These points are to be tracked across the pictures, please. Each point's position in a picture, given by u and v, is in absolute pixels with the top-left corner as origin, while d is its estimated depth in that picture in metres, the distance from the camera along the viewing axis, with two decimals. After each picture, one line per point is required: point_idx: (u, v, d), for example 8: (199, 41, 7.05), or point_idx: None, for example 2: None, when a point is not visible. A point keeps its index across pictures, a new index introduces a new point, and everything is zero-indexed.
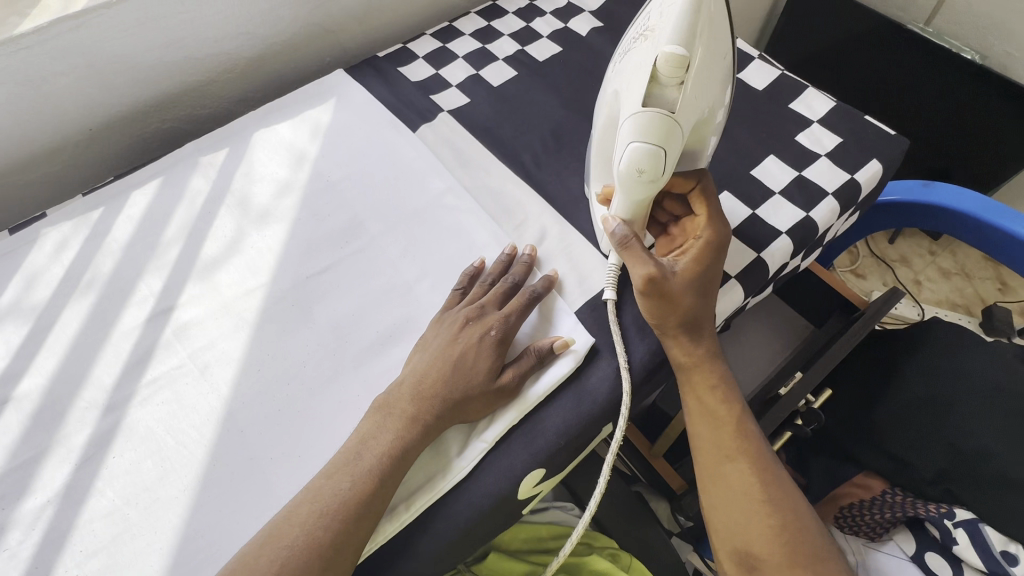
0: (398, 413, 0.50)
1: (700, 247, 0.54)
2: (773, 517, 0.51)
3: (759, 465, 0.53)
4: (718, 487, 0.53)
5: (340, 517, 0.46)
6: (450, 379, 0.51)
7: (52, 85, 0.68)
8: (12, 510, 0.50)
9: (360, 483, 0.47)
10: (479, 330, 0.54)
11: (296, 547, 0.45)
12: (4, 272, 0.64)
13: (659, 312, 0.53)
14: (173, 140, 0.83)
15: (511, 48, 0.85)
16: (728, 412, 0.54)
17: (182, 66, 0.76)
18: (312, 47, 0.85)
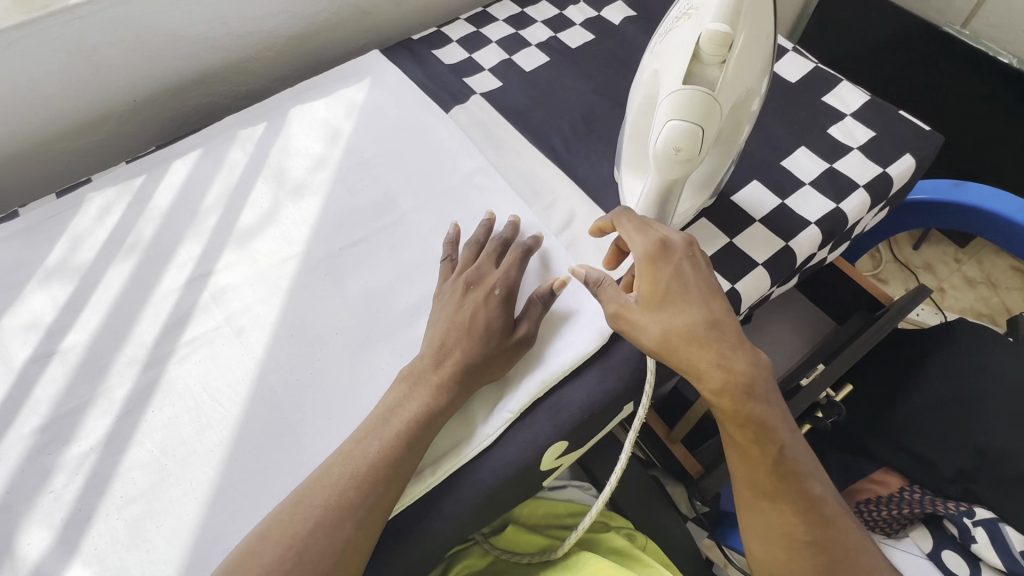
0: (427, 381, 0.51)
1: (640, 265, 0.51)
2: (818, 559, 0.47)
3: (800, 504, 0.48)
4: (757, 524, 0.49)
5: (369, 477, 0.47)
6: (463, 339, 0.53)
7: (100, 55, 0.70)
8: (57, 456, 0.52)
9: (388, 446, 0.48)
10: (482, 292, 0.55)
11: (329, 505, 0.46)
12: (51, 233, 0.67)
13: (648, 346, 0.49)
14: (212, 114, 0.85)
15: (544, 34, 0.86)
16: (766, 449, 0.48)
17: (224, 41, 0.78)
18: (348, 29, 0.86)
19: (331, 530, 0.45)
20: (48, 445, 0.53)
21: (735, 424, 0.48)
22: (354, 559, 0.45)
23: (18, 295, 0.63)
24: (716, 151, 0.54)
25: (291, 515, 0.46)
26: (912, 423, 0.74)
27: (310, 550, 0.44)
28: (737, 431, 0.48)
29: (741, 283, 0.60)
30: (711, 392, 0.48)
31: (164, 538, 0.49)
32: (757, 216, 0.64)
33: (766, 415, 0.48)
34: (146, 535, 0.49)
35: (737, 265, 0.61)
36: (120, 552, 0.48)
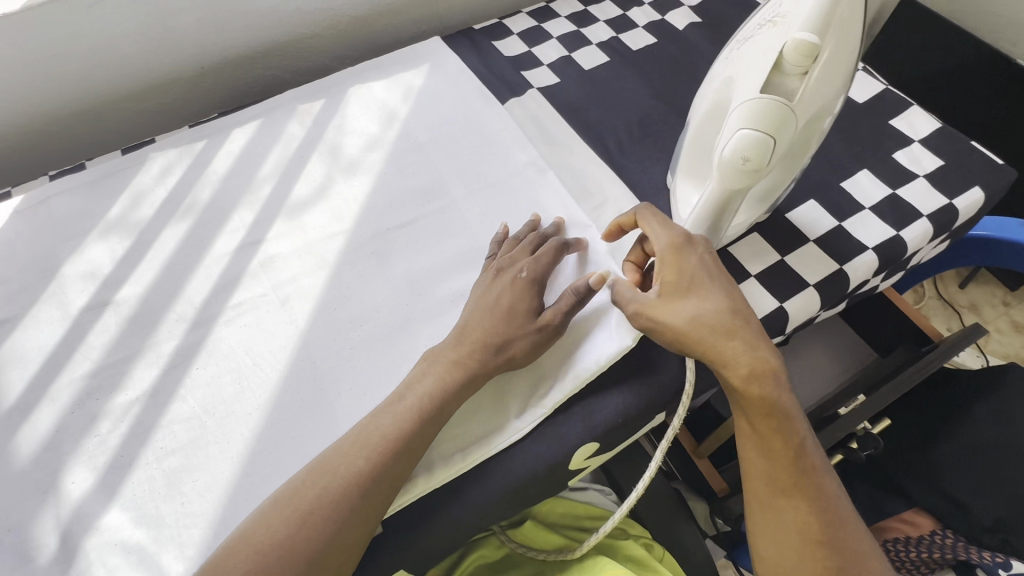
0: (448, 362, 0.51)
1: (663, 257, 0.52)
2: (831, 560, 0.46)
3: (815, 502, 0.47)
4: (768, 523, 0.48)
5: (382, 448, 0.47)
6: (483, 318, 0.54)
7: (175, 21, 0.72)
8: (104, 402, 0.54)
9: (404, 418, 0.48)
10: (509, 277, 0.56)
11: (342, 476, 0.46)
12: (115, 187, 0.70)
13: (670, 337, 0.49)
14: (273, 88, 0.87)
15: (605, 34, 0.85)
16: (787, 442, 0.48)
17: (292, 17, 0.80)
18: (411, 14, 0.87)
19: (337, 498, 0.45)
20: (97, 391, 0.55)
21: (756, 414, 0.48)
22: (360, 529, 0.45)
23: (79, 243, 0.65)
24: (784, 166, 0.52)
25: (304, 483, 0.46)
26: (952, 466, 0.72)
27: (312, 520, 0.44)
28: (759, 420, 0.48)
29: (789, 303, 0.59)
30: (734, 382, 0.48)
31: (199, 493, 0.50)
32: (812, 236, 0.63)
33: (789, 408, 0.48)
34: (182, 488, 0.50)
35: (787, 285, 0.60)
36: (157, 500, 0.50)
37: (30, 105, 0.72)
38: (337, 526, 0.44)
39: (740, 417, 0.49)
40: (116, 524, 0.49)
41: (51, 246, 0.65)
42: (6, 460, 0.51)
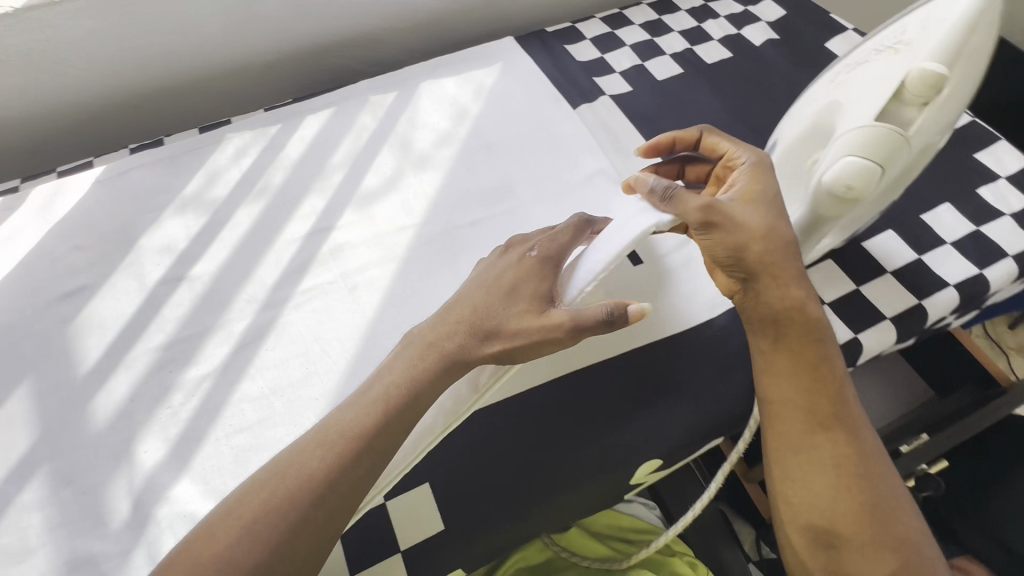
0: (419, 358, 0.45)
1: (749, 168, 0.50)
2: (865, 492, 0.47)
3: (853, 437, 0.48)
4: (804, 458, 0.48)
5: (341, 450, 0.41)
6: (479, 298, 0.47)
7: (259, 6, 0.74)
8: (177, 375, 0.56)
9: (368, 413, 0.43)
10: (518, 253, 0.50)
11: (295, 483, 0.40)
12: (192, 165, 0.71)
13: (741, 239, 0.46)
14: (343, 77, 0.88)
15: (679, 45, 0.84)
16: (826, 375, 0.48)
17: (371, 9, 0.80)
18: (485, 12, 0.87)
19: (291, 506, 0.40)
20: (170, 363, 0.56)
21: (797, 343, 0.48)
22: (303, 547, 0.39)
23: (156, 217, 0.67)
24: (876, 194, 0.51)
25: (259, 487, 0.41)
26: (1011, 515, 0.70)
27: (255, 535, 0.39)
28: (801, 350, 0.48)
29: (863, 334, 0.57)
30: (782, 306, 0.48)
31: None
32: (888, 268, 0.61)
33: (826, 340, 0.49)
34: (248, 466, 0.51)
35: (862, 315, 0.58)
36: (225, 475, 0.51)
37: (114, 77, 0.74)
38: (289, 541, 0.39)
39: (777, 347, 0.49)
40: (184, 495, 0.50)
41: (131, 218, 0.67)
42: (83, 422, 0.53)
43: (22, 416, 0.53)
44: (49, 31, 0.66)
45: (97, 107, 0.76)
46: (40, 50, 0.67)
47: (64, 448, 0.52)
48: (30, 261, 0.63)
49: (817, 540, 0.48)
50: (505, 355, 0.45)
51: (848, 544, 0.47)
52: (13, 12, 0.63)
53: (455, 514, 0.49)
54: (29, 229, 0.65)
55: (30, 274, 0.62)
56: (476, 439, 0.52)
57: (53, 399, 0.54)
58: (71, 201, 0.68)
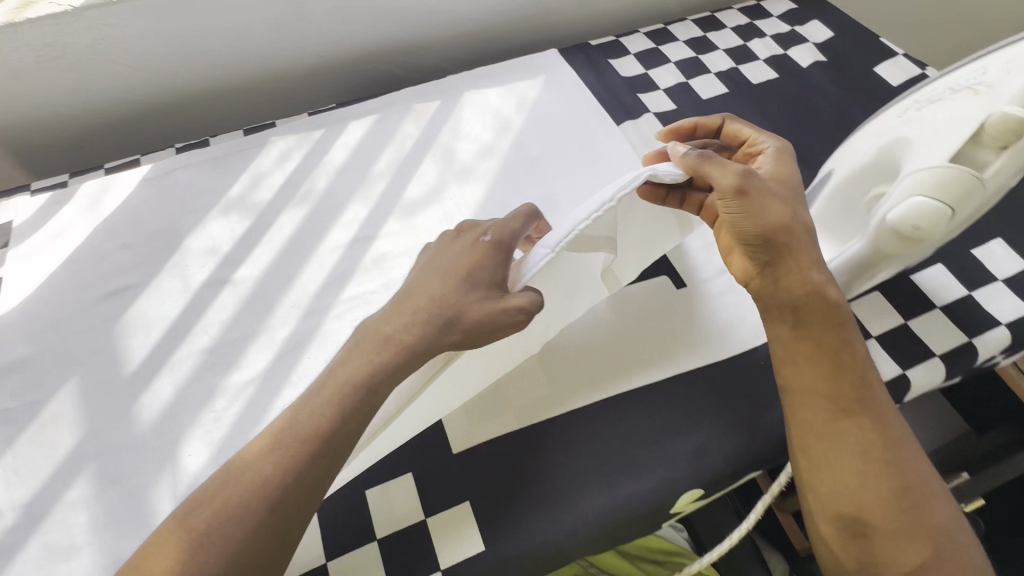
0: (364, 355, 0.43)
1: (777, 154, 0.52)
2: (894, 478, 0.45)
3: (879, 423, 0.46)
4: (829, 447, 0.46)
5: (291, 455, 0.40)
6: (437, 283, 0.46)
7: (309, 11, 0.74)
8: (221, 379, 0.56)
9: (317, 415, 0.41)
10: (471, 239, 0.49)
11: (246, 493, 0.39)
12: (237, 167, 0.72)
13: (775, 214, 0.47)
14: (384, 84, 0.89)
15: (724, 63, 0.84)
16: (848, 359, 0.47)
17: (417, 17, 0.81)
18: (528, 23, 0.87)
19: (238, 518, 0.38)
20: (213, 366, 0.57)
21: (818, 327, 0.47)
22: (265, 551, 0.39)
23: (201, 218, 0.67)
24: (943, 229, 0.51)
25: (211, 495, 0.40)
26: None
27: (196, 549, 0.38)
28: (822, 335, 0.47)
29: (911, 371, 0.56)
30: (803, 289, 0.47)
31: None
32: (938, 303, 0.60)
33: (844, 323, 0.48)
34: None
35: (910, 351, 0.57)
36: None
37: (162, 76, 0.75)
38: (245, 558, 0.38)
39: (797, 332, 0.48)
40: None
41: (177, 219, 0.67)
42: (127, 423, 0.53)
43: (69, 413, 0.54)
44: (104, 30, 0.67)
45: (145, 104, 0.77)
46: (95, 47, 0.69)
47: (110, 448, 0.52)
48: (77, 257, 0.64)
49: (847, 532, 0.46)
50: (466, 341, 0.44)
51: (879, 533, 0.44)
52: (73, 11, 0.65)
53: (494, 536, 0.49)
54: (78, 225, 0.66)
55: (77, 271, 0.63)
56: (517, 460, 0.52)
57: (99, 398, 0.55)
58: (118, 198, 0.69)
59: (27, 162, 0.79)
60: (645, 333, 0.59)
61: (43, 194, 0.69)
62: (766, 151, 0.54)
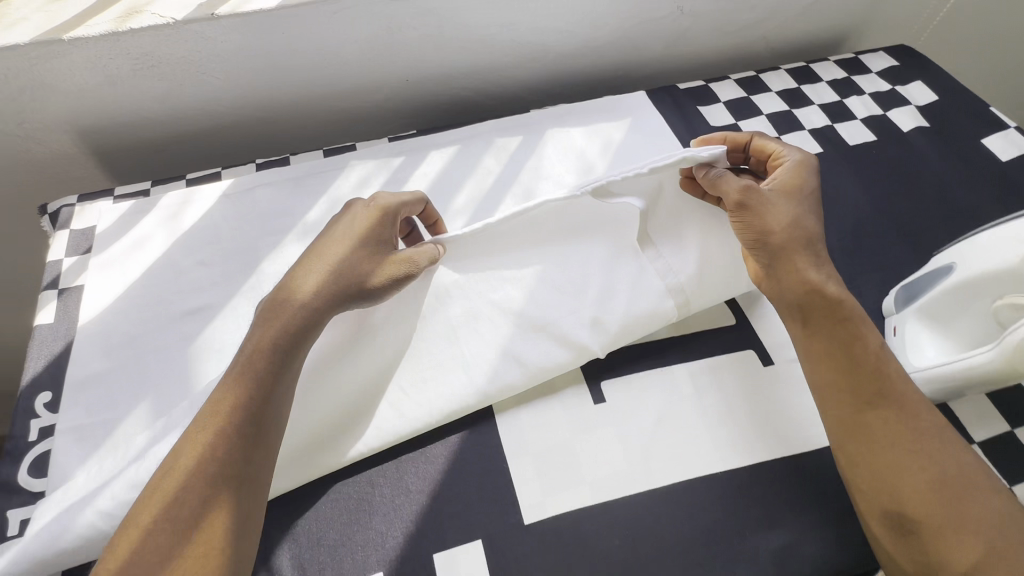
0: (268, 327, 0.50)
1: (792, 168, 0.58)
2: (929, 469, 0.46)
3: (905, 415, 0.49)
4: (859, 439, 0.49)
5: (223, 430, 0.45)
6: (334, 252, 0.53)
7: (400, 36, 0.73)
8: None
9: (234, 395, 0.47)
10: (358, 210, 0.56)
11: (184, 482, 0.43)
12: (315, 189, 0.71)
13: (770, 225, 0.54)
14: (461, 109, 0.87)
15: (819, 120, 0.80)
16: (862, 352, 0.51)
17: (505, 47, 0.79)
18: (612, 58, 0.86)
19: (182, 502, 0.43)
20: None
21: (827, 323, 0.52)
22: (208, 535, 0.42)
23: (279, 241, 0.67)
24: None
25: (155, 494, 0.43)
26: None
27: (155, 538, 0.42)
28: (826, 331, 0.52)
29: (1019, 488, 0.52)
30: (801, 290, 0.53)
31: (372, 536, 0.50)
32: None
33: (853, 321, 0.53)
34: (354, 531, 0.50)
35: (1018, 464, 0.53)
36: (332, 535, 0.50)
37: (248, 89, 0.74)
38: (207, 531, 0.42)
39: (809, 329, 0.53)
40: (292, 550, 0.49)
41: (255, 239, 0.67)
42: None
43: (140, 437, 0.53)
44: (200, 43, 0.67)
45: (228, 115, 0.77)
46: (190, 59, 0.68)
47: None
48: (155, 271, 0.64)
49: (896, 533, 0.46)
50: (364, 295, 0.53)
51: (926, 527, 0.45)
52: (173, 24, 0.64)
53: None
54: (157, 237, 0.66)
55: (154, 285, 0.63)
56: (590, 538, 0.50)
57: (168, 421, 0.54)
58: (197, 212, 0.68)
59: (109, 162, 0.79)
60: (730, 413, 0.56)
61: (125, 202, 0.69)
62: (789, 163, 0.59)
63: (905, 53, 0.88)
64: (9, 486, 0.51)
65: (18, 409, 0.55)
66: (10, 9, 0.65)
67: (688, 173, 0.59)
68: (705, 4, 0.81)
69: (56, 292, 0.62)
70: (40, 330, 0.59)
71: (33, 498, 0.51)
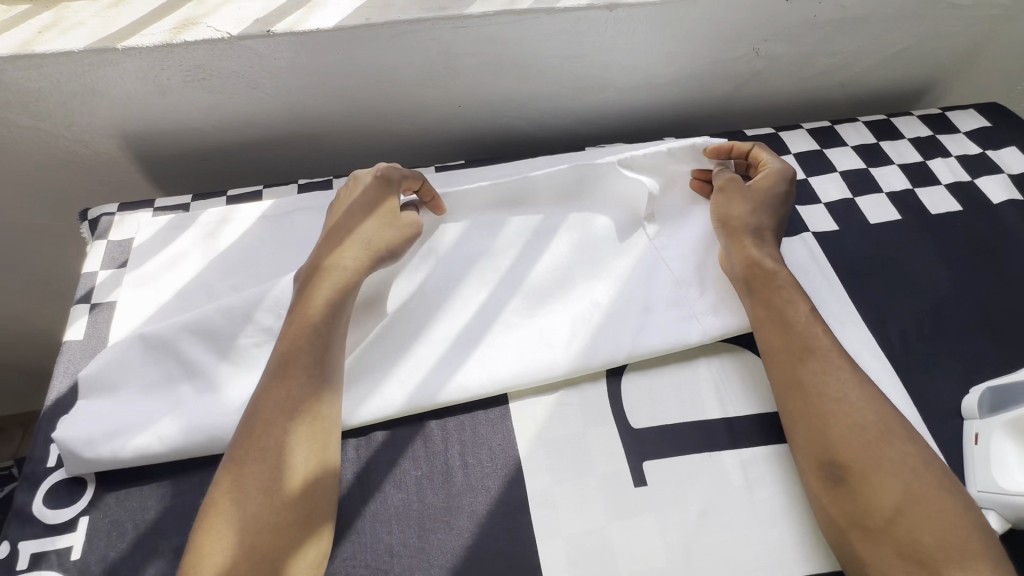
0: (318, 288, 0.55)
1: (770, 172, 0.65)
2: (852, 416, 0.50)
3: (833, 371, 0.53)
4: (791, 393, 0.53)
5: (290, 375, 0.51)
6: (359, 229, 0.59)
7: (458, 63, 0.70)
8: (358, 406, 0.54)
9: (300, 346, 0.52)
10: (368, 180, 0.62)
11: (264, 427, 0.49)
12: None
13: (731, 215, 0.63)
14: (512, 138, 0.84)
15: (899, 183, 0.74)
16: (796, 316, 0.56)
17: (565, 79, 0.75)
18: (676, 97, 0.81)
19: (262, 438, 0.48)
20: None
21: (766, 291, 0.58)
22: (262, 469, 0.47)
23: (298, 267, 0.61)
24: None
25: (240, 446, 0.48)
26: None
27: (241, 480, 0.47)
28: (767, 295, 0.57)
29: None
30: (745, 265, 0.59)
31: None
32: None
33: (789, 287, 0.58)
34: None
35: None
36: None
37: (297, 107, 0.72)
38: (267, 457, 0.47)
39: (753, 297, 0.58)
40: None
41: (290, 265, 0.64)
42: (216, 394, 0.54)
43: (161, 478, 0.51)
44: (252, 59, 0.65)
45: (275, 131, 0.75)
46: (242, 74, 0.66)
47: None
48: (186, 293, 0.62)
49: (831, 484, 0.49)
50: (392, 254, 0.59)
51: (856, 474, 0.48)
52: (229, 39, 0.62)
53: None
54: (193, 256, 0.64)
55: (183, 308, 0.61)
56: None
57: (186, 349, 0.55)
58: (236, 232, 0.66)
59: (153, 170, 0.78)
60: (782, 511, 0.51)
61: (164, 216, 0.68)
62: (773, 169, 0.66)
63: (999, 113, 0.81)
64: (23, 515, 0.50)
65: (41, 430, 0.54)
66: (68, 12, 0.64)
67: (699, 176, 0.68)
68: (782, 47, 0.76)
69: (88, 306, 0.61)
70: (69, 347, 0.58)
71: (45, 531, 0.49)
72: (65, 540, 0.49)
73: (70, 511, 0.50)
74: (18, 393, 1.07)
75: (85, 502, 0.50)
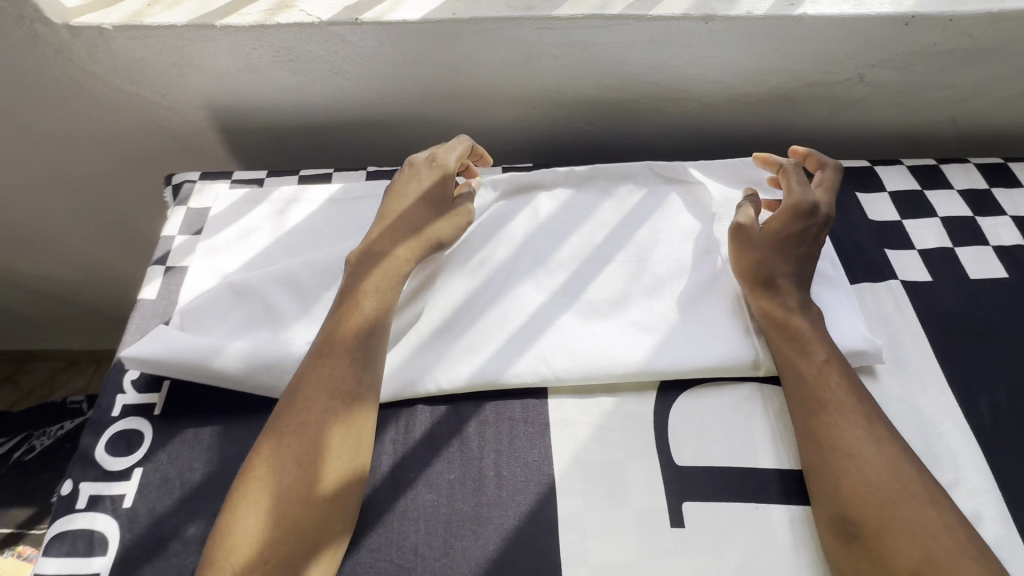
0: (367, 296, 0.56)
1: (789, 207, 0.61)
2: (867, 473, 0.47)
3: (848, 426, 0.50)
4: (807, 443, 0.51)
5: (330, 369, 0.52)
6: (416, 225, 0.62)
7: (538, 63, 0.68)
8: (425, 375, 0.56)
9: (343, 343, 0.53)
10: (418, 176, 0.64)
11: (299, 413, 0.50)
12: None
13: (748, 264, 0.59)
14: (583, 143, 0.81)
15: (1009, 237, 0.66)
16: (811, 367, 0.53)
17: (647, 88, 0.72)
18: (764, 117, 0.76)
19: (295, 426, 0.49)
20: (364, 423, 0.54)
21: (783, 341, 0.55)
22: (288, 451, 0.48)
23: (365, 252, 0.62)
24: None
25: (273, 431, 0.49)
26: None
27: (270, 457, 0.48)
28: (779, 344, 0.55)
29: None
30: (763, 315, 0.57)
31: None
32: None
33: (805, 334, 0.55)
34: None
35: None
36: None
37: (375, 94, 0.73)
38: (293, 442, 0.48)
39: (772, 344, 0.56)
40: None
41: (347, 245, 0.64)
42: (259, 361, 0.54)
43: (210, 442, 0.54)
44: (339, 45, 0.66)
45: (351, 115, 0.76)
46: (326, 59, 0.68)
47: None
48: (253, 264, 0.64)
49: (842, 539, 0.46)
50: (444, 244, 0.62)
51: (867, 531, 0.45)
52: (319, 23, 0.63)
53: None
54: (261, 230, 0.67)
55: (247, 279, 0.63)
56: None
57: (250, 315, 0.58)
58: (303, 212, 0.68)
59: (235, 141, 0.82)
60: None
61: (240, 189, 0.70)
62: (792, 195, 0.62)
63: None
64: (86, 457, 0.53)
65: (109, 380, 0.58)
66: None
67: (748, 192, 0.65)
68: (893, 75, 0.70)
69: (162, 269, 0.65)
70: (142, 305, 0.62)
71: (103, 476, 0.52)
72: (119, 487, 0.52)
73: (126, 461, 0.53)
74: (98, 331, 1.17)
75: (141, 455, 0.53)
